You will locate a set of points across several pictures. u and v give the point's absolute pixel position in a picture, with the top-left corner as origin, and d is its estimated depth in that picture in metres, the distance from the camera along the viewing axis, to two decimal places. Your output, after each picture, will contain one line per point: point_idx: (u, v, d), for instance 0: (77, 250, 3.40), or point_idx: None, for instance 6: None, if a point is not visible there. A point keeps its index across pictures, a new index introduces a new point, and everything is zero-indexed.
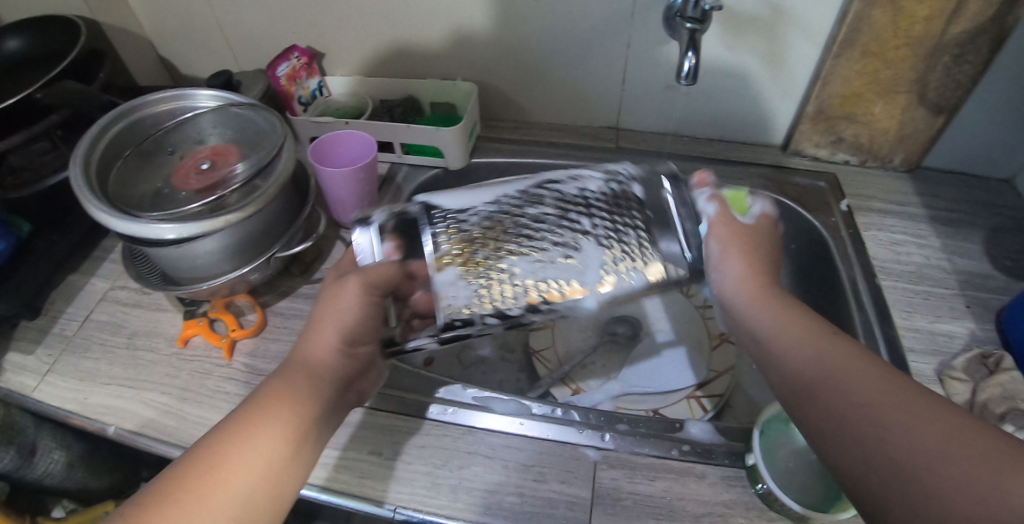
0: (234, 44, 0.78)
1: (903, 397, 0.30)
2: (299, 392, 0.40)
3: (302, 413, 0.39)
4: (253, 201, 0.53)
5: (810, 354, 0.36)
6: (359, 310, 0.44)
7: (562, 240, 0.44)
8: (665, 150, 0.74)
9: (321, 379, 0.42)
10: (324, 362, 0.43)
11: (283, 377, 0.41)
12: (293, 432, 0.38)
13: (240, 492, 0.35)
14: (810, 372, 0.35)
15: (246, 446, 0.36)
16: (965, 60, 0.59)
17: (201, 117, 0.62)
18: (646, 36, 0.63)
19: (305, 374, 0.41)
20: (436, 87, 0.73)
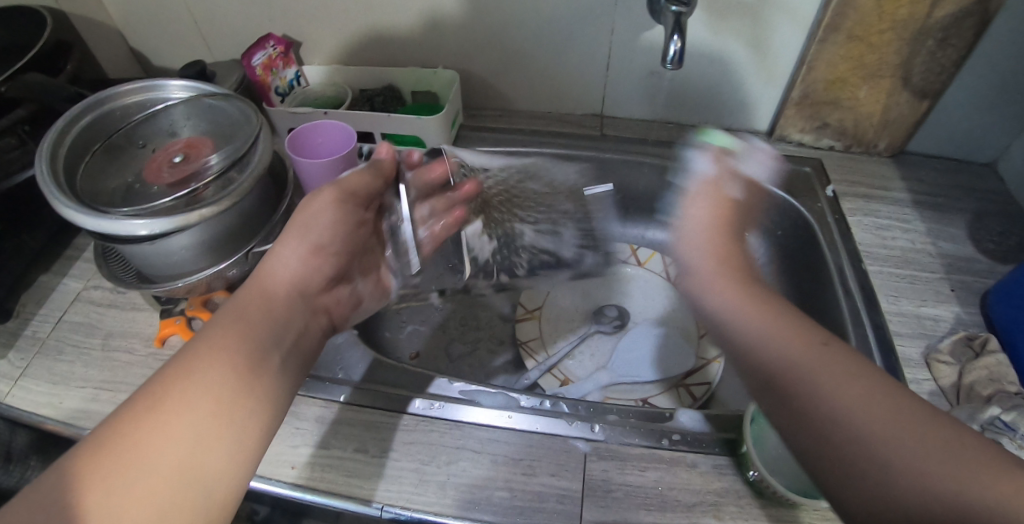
0: (207, 34, 0.75)
1: (881, 395, 0.29)
2: (245, 318, 0.39)
3: (252, 339, 0.38)
4: (229, 194, 0.52)
5: (774, 340, 0.34)
6: (327, 217, 0.45)
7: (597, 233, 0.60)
8: (651, 137, 0.73)
9: (267, 303, 0.41)
10: (271, 288, 0.42)
11: (225, 309, 0.39)
12: (244, 360, 0.37)
13: (187, 431, 0.32)
14: (774, 357, 0.34)
15: (170, 403, 0.33)
16: (949, 44, 0.59)
17: (172, 108, 0.59)
18: (631, 20, 0.62)
19: (251, 300, 0.40)
20: (416, 76, 0.71)
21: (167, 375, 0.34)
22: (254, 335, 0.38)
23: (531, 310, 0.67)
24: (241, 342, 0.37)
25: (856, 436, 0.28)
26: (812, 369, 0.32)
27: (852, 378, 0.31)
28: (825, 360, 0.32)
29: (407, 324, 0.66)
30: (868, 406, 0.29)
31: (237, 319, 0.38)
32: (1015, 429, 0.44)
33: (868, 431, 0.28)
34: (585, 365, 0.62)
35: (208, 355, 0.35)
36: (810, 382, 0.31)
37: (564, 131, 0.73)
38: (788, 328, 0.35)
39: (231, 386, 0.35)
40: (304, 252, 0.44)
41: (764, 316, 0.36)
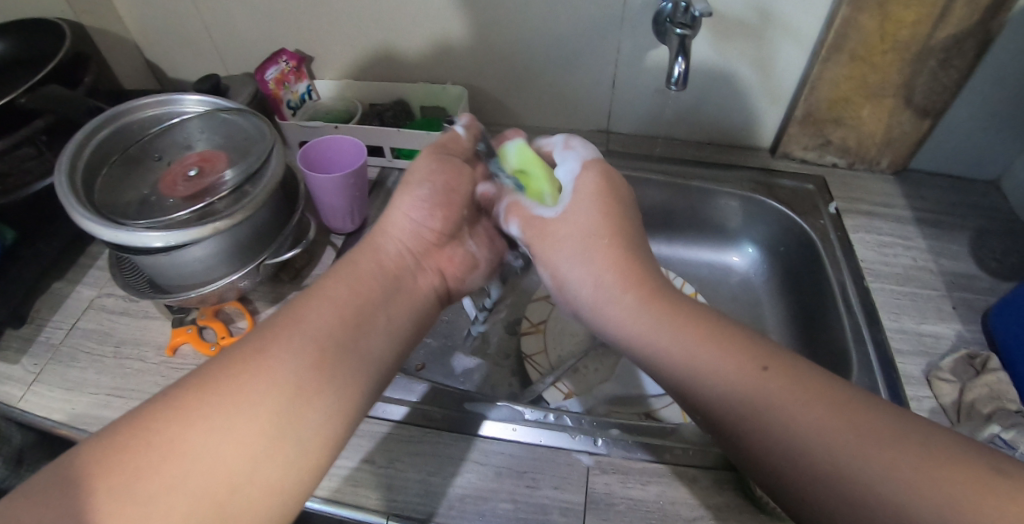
0: (221, 47, 0.77)
1: (849, 416, 0.30)
2: (348, 284, 0.41)
3: (354, 307, 0.40)
4: (242, 208, 0.53)
5: (724, 373, 0.34)
6: (437, 168, 0.50)
7: None
8: (655, 152, 0.74)
9: (365, 274, 0.43)
10: (372, 261, 0.44)
11: (329, 276, 0.42)
12: (347, 327, 0.38)
13: (287, 383, 0.34)
14: (730, 401, 0.33)
15: (277, 353, 0.35)
16: (951, 65, 0.59)
17: (188, 122, 0.61)
18: (636, 40, 0.64)
19: (360, 267, 0.43)
20: (425, 92, 0.73)
21: (262, 336, 0.36)
22: (347, 306, 0.39)
23: (536, 323, 0.68)
24: (327, 315, 0.38)
25: (828, 463, 0.29)
26: (781, 402, 0.31)
27: (821, 407, 0.30)
28: (785, 386, 0.32)
29: None
30: (833, 432, 0.29)
31: (332, 292, 0.40)
32: (1014, 447, 0.44)
33: (845, 461, 0.28)
34: (589, 380, 0.63)
35: (301, 324, 0.37)
36: (779, 417, 0.31)
37: None
38: (734, 355, 0.34)
39: (315, 358, 0.36)
40: (409, 212, 0.48)
41: (712, 341, 0.36)
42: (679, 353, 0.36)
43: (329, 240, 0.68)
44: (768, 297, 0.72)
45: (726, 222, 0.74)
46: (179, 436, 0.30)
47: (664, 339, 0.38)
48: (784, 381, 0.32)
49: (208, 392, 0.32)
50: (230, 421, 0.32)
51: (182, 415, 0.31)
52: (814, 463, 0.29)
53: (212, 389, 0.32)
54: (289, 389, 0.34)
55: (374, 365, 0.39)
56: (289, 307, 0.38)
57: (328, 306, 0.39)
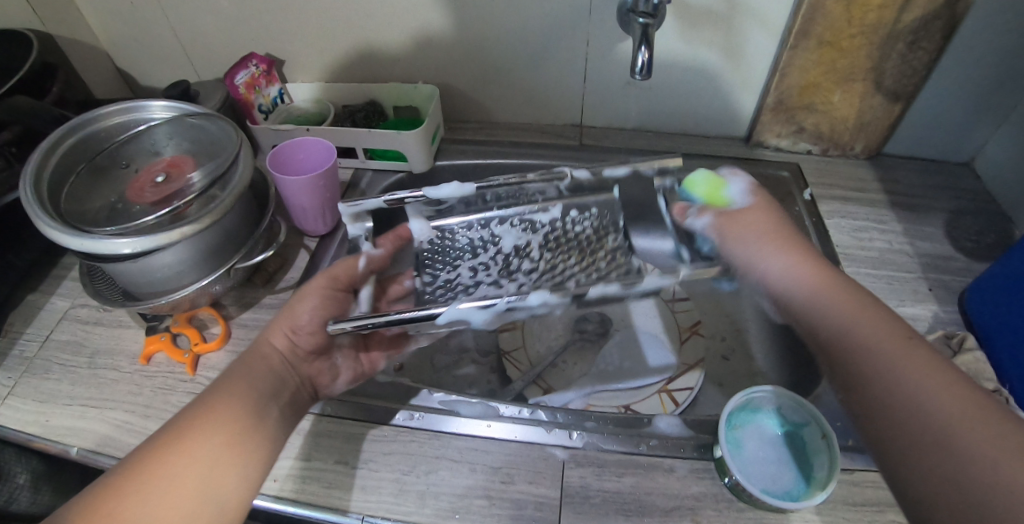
0: (191, 54, 0.77)
1: (963, 395, 0.35)
2: (244, 374, 0.42)
3: (257, 384, 0.42)
4: (210, 211, 0.53)
5: (874, 335, 0.40)
6: (315, 303, 0.48)
7: (495, 280, 0.62)
8: (629, 145, 0.74)
9: (268, 366, 0.44)
10: (273, 352, 0.45)
11: (228, 371, 0.43)
12: (248, 407, 0.40)
13: (199, 459, 0.36)
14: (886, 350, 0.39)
15: (192, 435, 0.37)
16: (919, 47, 0.60)
17: (155, 128, 0.60)
18: (604, 32, 0.63)
19: (251, 363, 0.44)
20: (397, 91, 0.72)
21: (179, 425, 0.38)
22: (254, 391, 0.42)
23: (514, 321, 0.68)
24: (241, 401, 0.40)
25: (934, 421, 0.34)
26: (907, 372, 0.37)
27: (948, 387, 0.35)
28: (916, 359, 0.37)
29: None
30: (958, 414, 0.34)
31: (239, 384, 0.42)
32: None
33: (951, 420, 0.34)
34: (568, 374, 0.62)
35: (212, 413, 0.39)
36: (893, 379, 0.37)
37: (542, 142, 0.74)
38: (891, 332, 0.40)
39: (229, 439, 0.38)
40: (298, 318, 0.47)
41: (870, 315, 0.41)
42: (815, 305, 0.44)
43: (302, 243, 0.67)
44: None
45: None
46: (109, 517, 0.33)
47: (831, 303, 0.44)
48: (920, 357, 0.37)
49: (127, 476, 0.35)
50: (155, 497, 0.35)
51: (121, 498, 0.34)
52: (922, 419, 0.35)
53: (134, 475, 0.35)
54: (202, 469, 0.36)
55: (276, 439, 0.41)
56: (199, 398, 0.40)
57: (242, 393, 0.41)
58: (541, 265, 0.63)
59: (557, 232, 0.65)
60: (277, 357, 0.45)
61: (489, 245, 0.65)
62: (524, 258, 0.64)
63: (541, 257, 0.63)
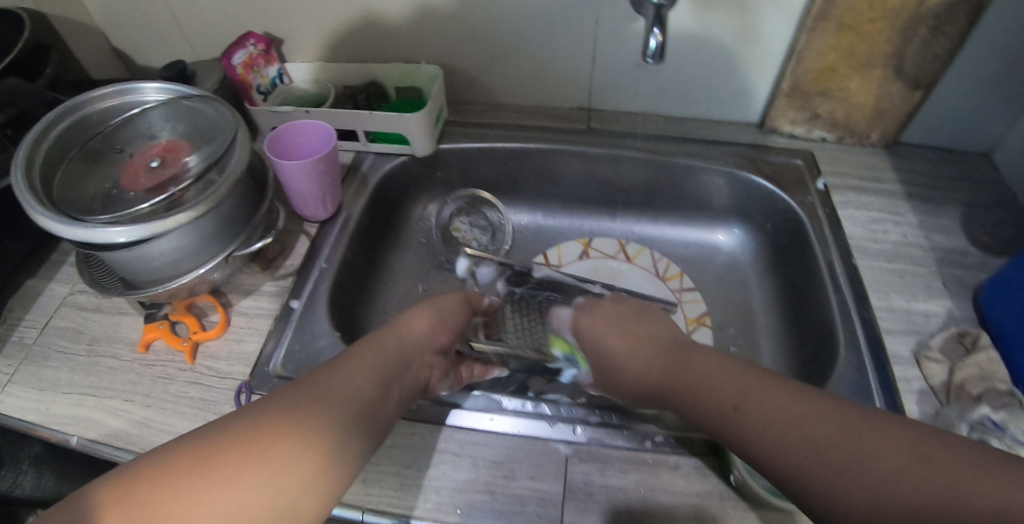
0: (186, 31, 0.74)
1: (825, 413, 0.33)
2: (363, 361, 0.41)
3: (377, 373, 0.40)
4: (207, 198, 0.52)
5: (716, 387, 0.38)
6: (451, 307, 0.52)
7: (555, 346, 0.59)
8: (639, 130, 0.71)
9: (374, 367, 0.41)
10: (388, 351, 0.43)
11: (325, 363, 0.39)
12: (365, 402, 0.38)
13: (304, 448, 0.34)
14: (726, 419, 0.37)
15: (310, 417, 0.35)
16: (941, 33, 0.57)
17: (149, 112, 0.59)
18: (614, 13, 0.61)
19: (377, 348, 0.43)
20: (400, 72, 0.70)
21: (291, 400, 0.36)
22: (368, 384, 0.39)
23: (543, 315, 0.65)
24: (341, 407, 0.37)
25: (840, 473, 0.30)
26: (799, 424, 0.33)
27: (812, 413, 0.33)
28: (761, 394, 0.36)
29: None
30: (836, 441, 0.31)
31: (339, 381, 0.38)
32: (1005, 429, 0.43)
33: (836, 452, 0.31)
34: None
35: (330, 398, 0.37)
36: (782, 438, 0.33)
37: (549, 126, 0.72)
38: (732, 374, 0.38)
39: (318, 453, 0.34)
40: (430, 323, 0.49)
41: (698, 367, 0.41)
42: (705, 406, 0.38)
43: (302, 229, 0.65)
44: (754, 277, 0.69)
45: (713, 201, 0.71)
46: (228, 487, 0.31)
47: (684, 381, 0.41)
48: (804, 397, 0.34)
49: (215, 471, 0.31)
50: (270, 481, 0.32)
51: (225, 471, 0.31)
52: (844, 472, 0.30)
53: (240, 450, 0.32)
54: (307, 461, 0.33)
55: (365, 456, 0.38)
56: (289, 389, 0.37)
57: (341, 396, 0.37)
58: None
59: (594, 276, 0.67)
60: (385, 362, 0.42)
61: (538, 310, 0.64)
62: None
63: None
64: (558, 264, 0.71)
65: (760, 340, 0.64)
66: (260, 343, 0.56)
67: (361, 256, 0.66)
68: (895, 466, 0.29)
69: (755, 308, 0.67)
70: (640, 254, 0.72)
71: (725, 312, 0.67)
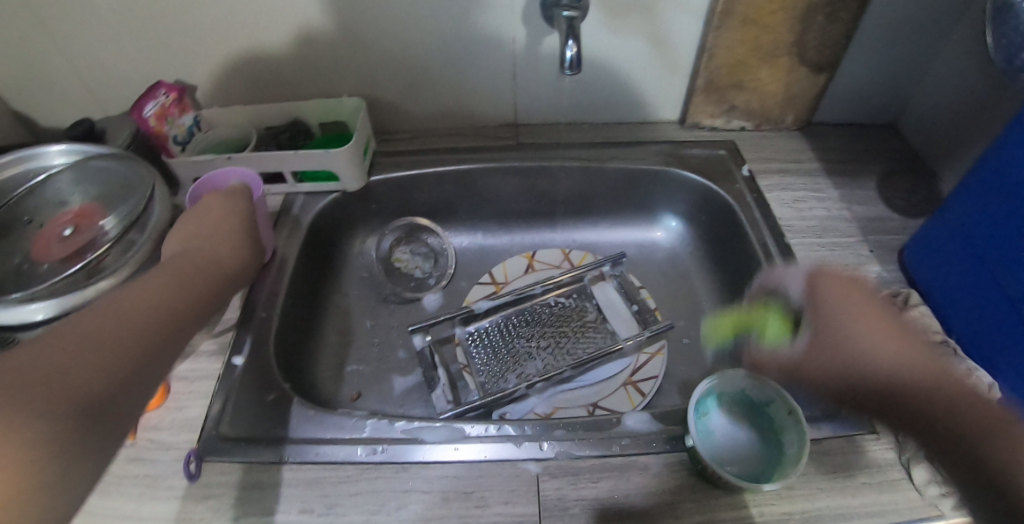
0: (85, 88, 0.69)
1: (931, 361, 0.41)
2: (155, 291, 0.42)
3: (171, 300, 0.42)
4: (129, 262, 0.49)
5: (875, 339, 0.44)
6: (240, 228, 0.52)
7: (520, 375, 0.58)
8: (567, 140, 0.72)
9: (166, 295, 0.42)
10: (180, 284, 0.44)
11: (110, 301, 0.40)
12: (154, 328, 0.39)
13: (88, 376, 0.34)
14: (845, 360, 0.45)
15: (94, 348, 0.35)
16: (836, 18, 0.61)
17: (56, 176, 0.56)
18: (529, 30, 0.62)
19: (177, 273, 0.45)
20: (321, 108, 0.69)
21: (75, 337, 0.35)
22: (156, 312, 0.40)
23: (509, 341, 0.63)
24: (127, 336, 0.37)
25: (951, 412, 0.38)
26: (906, 374, 0.40)
27: (921, 361, 0.41)
28: (898, 343, 0.43)
29: (347, 364, 0.63)
30: (950, 385, 0.39)
31: (128, 305, 0.39)
32: None
33: (955, 399, 0.38)
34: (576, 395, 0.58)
35: (111, 330, 0.37)
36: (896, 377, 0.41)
37: (479, 145, 0.72)
38: (881, 323, 0.45)
39: (106, 380, 0.35)
40: (233, 247, 0.51)
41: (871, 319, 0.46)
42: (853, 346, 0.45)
43: None
44: (696, 268, 0.71)
45: (648, 199, 0.73)
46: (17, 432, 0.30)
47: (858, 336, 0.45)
48: (853, 296, 0.48)
49: (37, 375, 0.32)
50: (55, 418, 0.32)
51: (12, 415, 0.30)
52: (951, 412, 0.38)
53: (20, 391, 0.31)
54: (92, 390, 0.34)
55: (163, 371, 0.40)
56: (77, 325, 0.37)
57: (112, 338, 0.37)
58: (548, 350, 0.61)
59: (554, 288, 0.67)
60: (175, 279, 0.44)
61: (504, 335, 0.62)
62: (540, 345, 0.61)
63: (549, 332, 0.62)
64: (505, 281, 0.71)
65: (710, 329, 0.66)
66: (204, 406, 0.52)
67: (303, 300, 0.63)
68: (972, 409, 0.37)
69: (702, 297, 0.69)
70: (585, 259, 0.72)
71: (675, 306, 0.68)
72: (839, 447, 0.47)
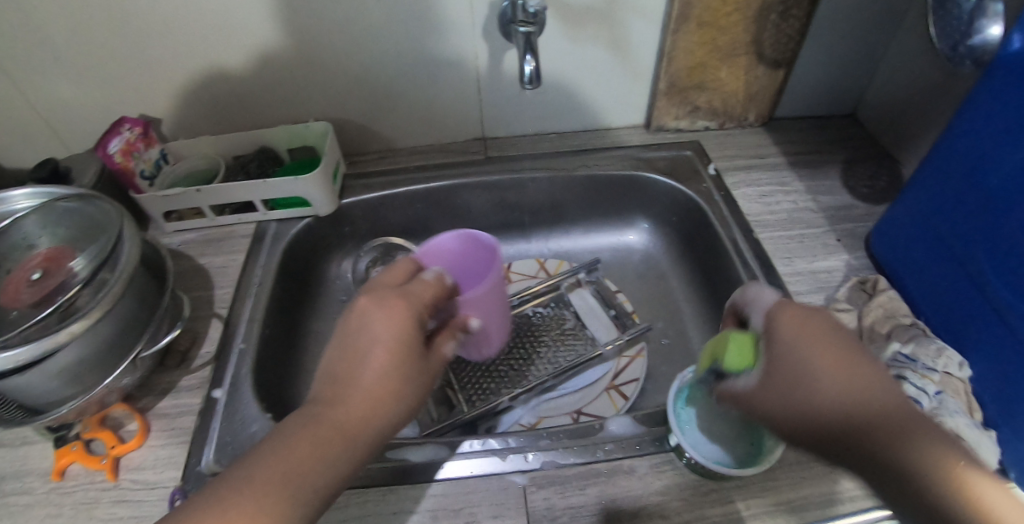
0: (47, 128, 0.68)
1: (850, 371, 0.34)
2: (355, 403, 0.36)
3: (363, 422, 0.35)
4: (100, 302, 0.48)
5: (843, 387, 0.33)
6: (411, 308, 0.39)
7: (502, 387, 0.59)
8: (539, 149, 0.73)
9: (379, 404, 0.36)
10: (359, 398, 0.36)
11: (290, 437, 0.34)
12: (333, 459, 0.34)
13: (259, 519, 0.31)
14: (846, 401, 0.33)
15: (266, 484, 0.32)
16: (790, 15, 0.63)
17: (23, 220, 0.55)
18: (490, 44, 0.63)
19: (389, 371, 0.37)
20: (289, 134, 0.69)
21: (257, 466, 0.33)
22: (340, 441, 0.34)
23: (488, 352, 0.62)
24: (304, 474, 0.33)
25: (881, 434, 0.31)
26: (846, 405, 0.33)
27: (846, 379, 0.33)
28: (837, 367, 0.34)
29: None
30: (868, 407, 0.32)
31: (291, 471, 0.33)
32: (916, 360, 0.48)
33: (879, 416, 0.32)
34: (557, 405, 0.58)
35: (287, 461, 0.33)
36: (837, 409, 0.33)
37: (450, 161, 0.73)
38: (838, 358, 0.34)
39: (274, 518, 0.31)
40: (398, 334, 0.37)
41: (830, 358, 0.34)
42: (843, 395, 0.33)
43: (216, 311, 0.62)
44: (672, 267, 0.72)
45: (620, 203, 0.73)
46: None
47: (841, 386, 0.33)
48: (823, 338, 0.35)
49: None
50: None
51: None
52: (888, 441, 0.31)
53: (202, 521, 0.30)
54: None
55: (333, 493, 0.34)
56: (260, 465, 0.33)
57: (291, 473, 0.33)
58: (529, 362, 0.61)
59: (533, 297, 0.67)
60: (347, 445, 0.35)
61: None
62: (521, 356, 0.61)
63: (528, 343, 0.63)
64: None
65: (691, 327, 0.67)
66: (190, 441, 0.52)
67: (282, 329, 0.63)
68: (896, 428, 0.31)
69: (681, 296, 0.70)
70: (561, 267, 0.73)
71: (654, 307, 0.70)
72: None
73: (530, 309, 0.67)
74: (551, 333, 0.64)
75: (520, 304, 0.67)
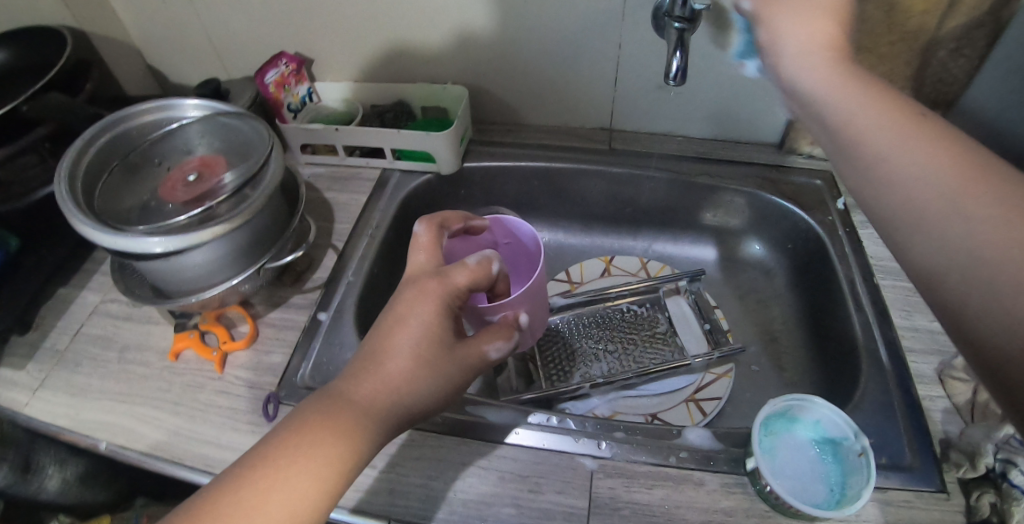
0: (218, 50, 0.75)
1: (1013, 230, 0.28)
2: (381, 382, 0.38)
3: (394, 399, 0.38)
4: (242, 212, 0.53)
5: (974, 244, 0.29)
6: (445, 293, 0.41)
7: (584, 373, 0.60)
8: (662, 149, 0.72)
9: (410, 384, 0.38)
10: (392, 374, 0.38)
11: (318, 412, 0.36)
12: (363, 434, 0.36)
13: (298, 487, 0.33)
14: (972, 263, 0.29)
15: (300, 454, 0.34)
16: (961, 54, 0.58)
17: (188, 126, 0.61)
18: (635, 36, 0.63)
19: (422, 351, 0.39)
20: (426, 92, 0.72)
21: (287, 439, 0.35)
22: (373, 415, 0.37)
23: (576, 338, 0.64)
24: (337, 446, 0.35)
25: (992, 300, 0.27)
26: (978, 259, 0.29)
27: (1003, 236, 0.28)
28: (991, 220, 0.29)
29: None
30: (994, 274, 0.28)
31: (325, 445, 0.35)
32: None
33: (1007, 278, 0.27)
34: (635, 404, 0.58)
35: (318, 437, 0.35)
36: (960, 270, 0.29)
37: (572, 145, 0.74)
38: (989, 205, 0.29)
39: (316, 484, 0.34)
40: (432, 313, 0.40)
41: (981, 204, 0.30)
42: (970, 259, 0.29)
43: (331, 244, 0.66)
44: (776, 295, 0.70)
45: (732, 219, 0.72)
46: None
47: (961, 239, 0.29)
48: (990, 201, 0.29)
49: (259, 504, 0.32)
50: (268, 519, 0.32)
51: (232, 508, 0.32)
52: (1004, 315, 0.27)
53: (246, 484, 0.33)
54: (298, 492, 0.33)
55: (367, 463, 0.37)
56: (285, 445, 0.35)
57: (326, 447, 0.35)
58: (615, 356, 0.61)
59: (627, 295, 0.68)
60: (370, 419, 0.37)
61: (572, 333, 0.64)
62: (607, 349, 0.62)
63: (616, 338, 0.63)
64: (580, 282, 0.72)
65: (782, 360, 0.64)
66: (289, 353, 0.56)
67: (384, 272, 0.67)
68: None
69: (778, 327, 0.67)
70: (662, 271, 0.72)
71: (747, 332, 0.68)
72: (902, 499, 0.44)
73: (624, 306, 0.67)
74: (641, 333, 0.64)
75: (615, 300, 0.67)
